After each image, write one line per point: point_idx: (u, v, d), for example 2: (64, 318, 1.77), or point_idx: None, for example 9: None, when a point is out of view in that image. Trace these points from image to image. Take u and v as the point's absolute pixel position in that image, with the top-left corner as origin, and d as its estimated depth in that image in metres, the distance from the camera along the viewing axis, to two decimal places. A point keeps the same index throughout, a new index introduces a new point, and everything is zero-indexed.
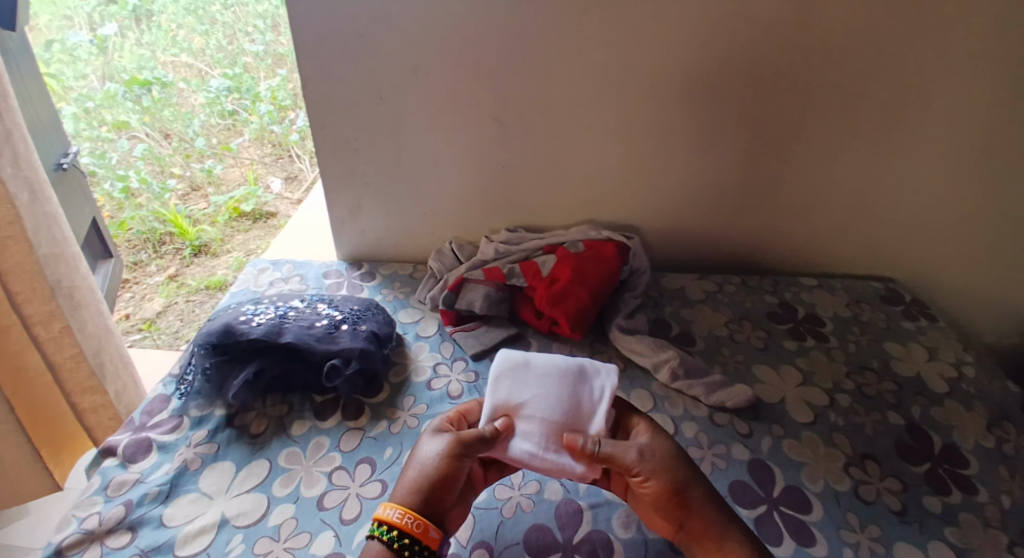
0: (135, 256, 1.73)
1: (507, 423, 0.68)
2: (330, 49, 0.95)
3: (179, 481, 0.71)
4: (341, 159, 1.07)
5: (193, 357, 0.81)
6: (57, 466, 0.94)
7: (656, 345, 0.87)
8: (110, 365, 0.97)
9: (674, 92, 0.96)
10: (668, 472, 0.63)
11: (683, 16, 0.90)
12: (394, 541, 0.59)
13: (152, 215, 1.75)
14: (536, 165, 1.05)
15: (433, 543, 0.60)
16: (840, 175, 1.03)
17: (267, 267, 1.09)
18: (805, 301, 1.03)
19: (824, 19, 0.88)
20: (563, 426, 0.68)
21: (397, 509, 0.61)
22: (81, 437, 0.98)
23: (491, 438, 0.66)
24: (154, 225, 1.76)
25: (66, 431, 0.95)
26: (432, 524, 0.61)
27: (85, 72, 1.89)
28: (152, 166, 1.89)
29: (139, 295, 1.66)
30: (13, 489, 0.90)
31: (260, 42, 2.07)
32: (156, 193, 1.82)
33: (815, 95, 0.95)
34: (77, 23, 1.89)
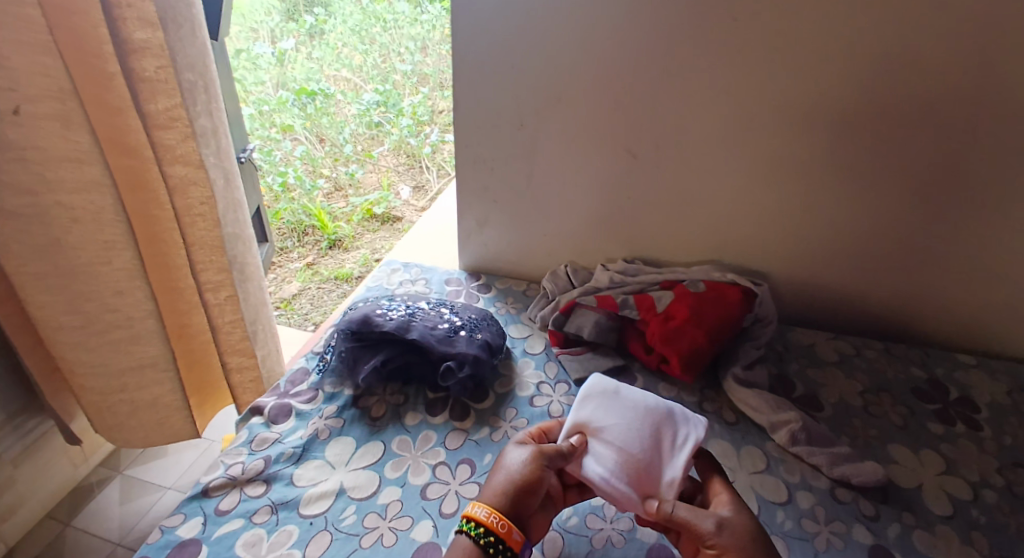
0: (283, 242, 1.91)
1: (582, 441, 0.69)
2: (483, 74, 1.02)
3: (309, 446, 0.78)
4: (475, 177, 1.13)
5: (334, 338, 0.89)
6: (201, 414, 1.08)
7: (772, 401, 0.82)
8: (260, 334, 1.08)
9: (822, 136, 0.93)
10: (745, 552, 0.57)
11: (840, 61, 0.87)
12: (481, 538, 0.59)
13: (301, 208, 1.94)
14: (663, 199, 1.05)
15: (518, 545, 0.59)
16: (1007, 240, 0.93)
17: (399, 267, 1.17)
18: (958, 382, 0.93)
19: (1005, 72, 0.82)
20: (637, 460, 0.68)
21: (486, 508, 0.61)
22: (220, 390, 1.11)
23: (568, 453, 0.67)
24: (302, 218, 1.94)
25: (211, 385, 1.08)
26: (517, 527, 0.60)
27: (263, 79, 2.11)
28: (307, 165, 2.09)
29: (281, 276, 1.82)
30: (162, 429, 1.02)
31: (410, 61, 2.28)
32: (308, 189, 1.99)
33: (986, 150, 0.88)
34: (261, 35, 2.15)
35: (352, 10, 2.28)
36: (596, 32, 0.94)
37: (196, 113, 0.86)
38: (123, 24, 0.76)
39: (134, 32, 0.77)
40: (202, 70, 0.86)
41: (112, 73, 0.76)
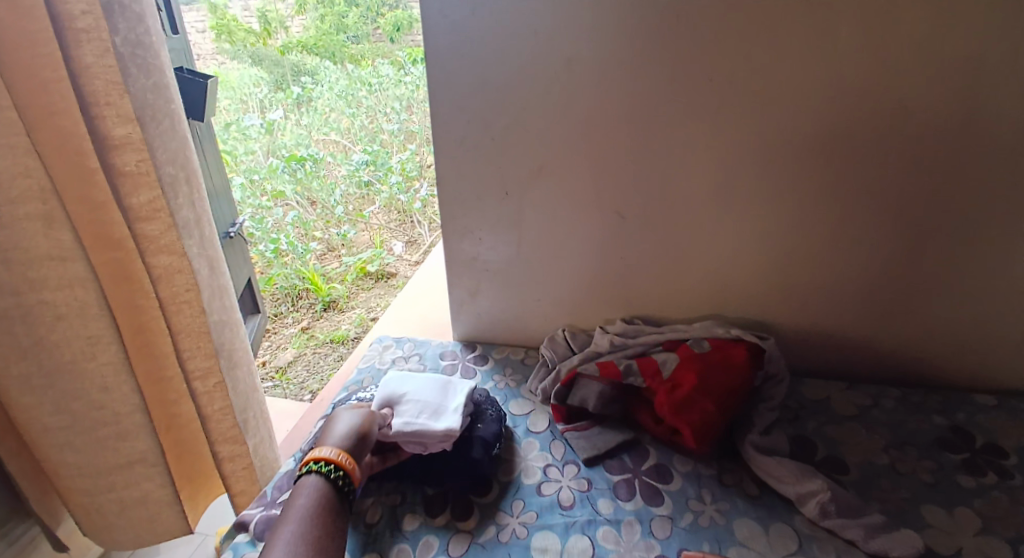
0: (276, 308, 1.88)
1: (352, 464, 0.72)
2: (465, 149, 1.02)
3: None
4: (465, 248, 1.11)
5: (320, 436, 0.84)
6: (193, 508, 1.00)
7: (796, 469, 0.77)
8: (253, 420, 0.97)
9: (814, 184, 0.92)
10: None
11: (824, 111, 0.87)
12: None
13: (295, 272, 1.90)
14: (659, 257, 1.03)
15: None
16: (1010, 275, 0.91)
17: (391, 343, 1.14)
18: (983, 426, 0.89)
19: (991, 112, 0.83)
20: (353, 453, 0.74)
21: None
22: (212, 478, 1.02)
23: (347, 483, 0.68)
24: (295, 281, 1.91)
25: (201, 473, 1.00)
26: None
27: (253, 148, 2.02)
28: (299, 230, 2.04)
29: (275, 343, 1.77)
30: (152, 526, 0.95)
31: (396, 121, 2.30)
32: (300, 254, 1.93)
33: (979, 187, 0.87)
34: (250, 107, 2.13)
35: (338, 77, 2.27)
36: (580, 96, 0.93)
37: (177, 206, 0.80)
38: (102, 122, 0.72)
39: (112, 129, 0.73)
40: (184, 161, 0.81)
41: (93, 169, 0.72)
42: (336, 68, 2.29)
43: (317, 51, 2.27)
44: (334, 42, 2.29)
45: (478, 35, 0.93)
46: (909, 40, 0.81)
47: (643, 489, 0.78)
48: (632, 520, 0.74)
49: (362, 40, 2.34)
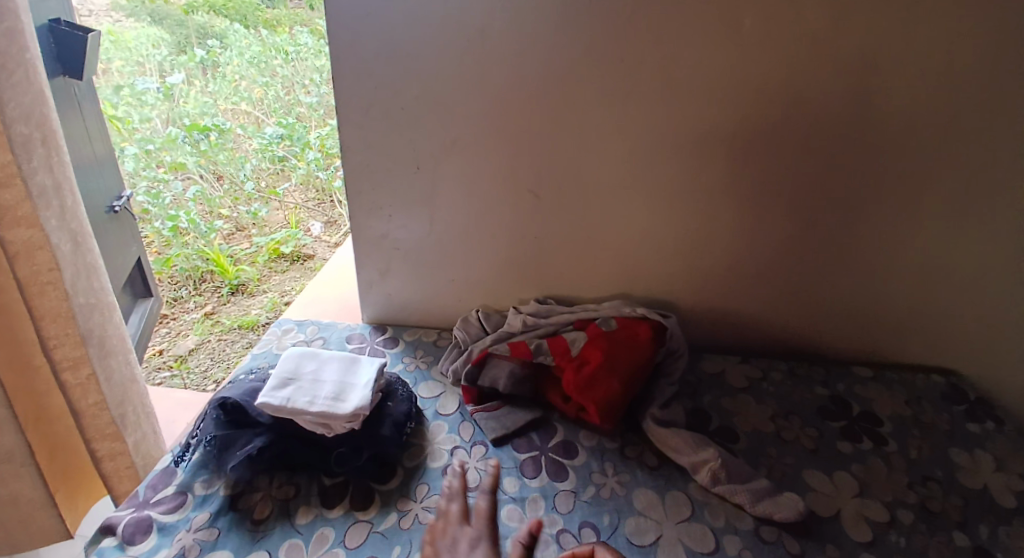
0: (175, 292, 1.74)
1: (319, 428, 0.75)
2: (372, 118, 0.96)
3: None
4: (373, 225, 1.06)
5: (202, 423, 0.79)
6: (71, 512, 0.90)
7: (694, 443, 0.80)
8: (133, 417, 0.91)
9: (721, 167, 0.94)
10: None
11: (731, 93, 0.89)
12: None
13: (197, 252, 1.77)
14: (572, 238, 1.03)
15: None
16: (892, 259, 0.99)
17: (291, 327, 1.08)
18: (859, 396, 0.97)
19: (882, 106, 0.87)
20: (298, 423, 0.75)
21: None
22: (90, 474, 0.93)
23: None
24: (197, 263, 1.77)
25: (78, 472, 0.91)
26: None
27: (150, 115, 1.86)
28: (202, 207, 1.91)
29: (175, 330, 1.65)
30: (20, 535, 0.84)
31: (315, 95, 2.10)
32: (204, 232, 1.81)
33: (868, 176, 0.93)
34: (148, 69, 1.91)
35: (250, 42, 2.07)
36: (493, 69, 0.91)
37: (32, 170, 0.71)
38: None
39: None
40: (40, 120, 0.72)
41: None
42: (247, 31, 2.07)
43: (226, 13, 2.04)
44: (246, 6, 2.07)
45: None
46: (807, 27, 0.84)
47: (547, 466, 0.78)
48: (537, 497, 0.74)
49: (278, 5, 2.07)
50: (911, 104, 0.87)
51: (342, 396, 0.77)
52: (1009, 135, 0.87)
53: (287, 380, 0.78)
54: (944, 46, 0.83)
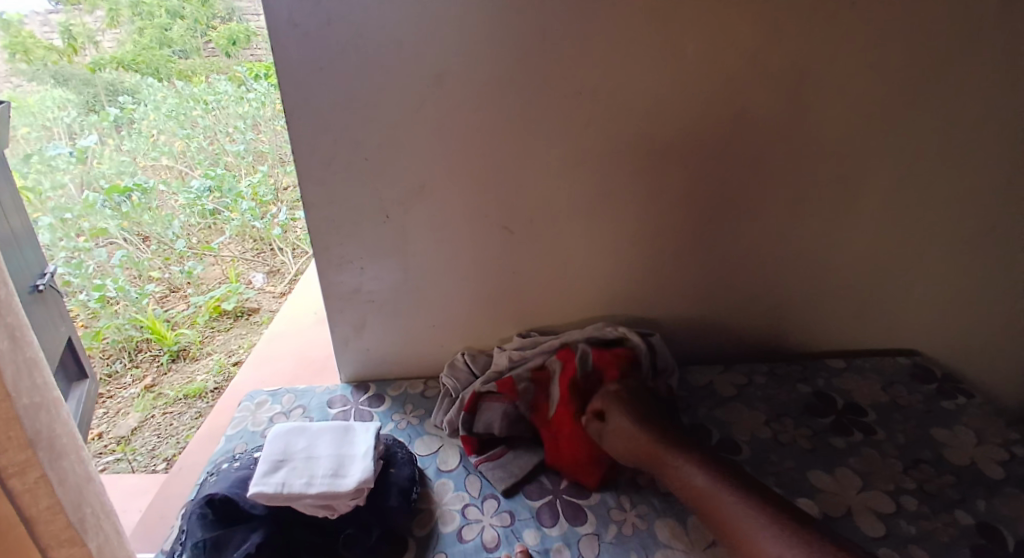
0: (109, 367, 1.63)
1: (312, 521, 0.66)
2: (334, 171, 0.94)
3: None
4: (344, 279, 1.02)
5: (185, 527, 0.67)
6: None
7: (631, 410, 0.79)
8: (92, 519, 0.71)
9: (686, 184, 0.96)
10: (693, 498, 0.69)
11: (688, 115, 0.91)
12: None
13: (128, 322, 1.67)
14: (548, 270, 1.03)
15: None
16: (852, 255, 1.03)
17: (265, 399, 1.02)
18: (840, 389, 1.00)
19: (826, 113, 0.92)
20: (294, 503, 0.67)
21: None
22: None
23: None
24: (130, 332, 1.67)
25: None
26: None
27: (64, 181, 1.69)
28: (130, 271, 1.79)
29: (113, 410, 1.55)
30: None
31: (241, 141, 2.11)
32: (135, 299, 1.72)
33: (822, 180, 0.97)
34: (57, 133, 1.73)
35: (165, 95, 2.00)
36: (453, 112, 0.90)
37: None
38: None
39: None
40: None
41: None
42: (161, 85, 2.00)
43: (136, 67, 1.95)
44: (156, 57, 1.98)
45: (334, 46, 0.85)
46: (753, 47, 0.87)
47: (561, 512, 0.77)
48: (560, 546, 0.72)
49: (191, 55, 2.04)
50: (855, 110, 0.92)
51: (340, 472, 0.70)
52: (943, 129, 0.93)
53: (277, 463, 0.70)
54: (878, 55, 0.88)
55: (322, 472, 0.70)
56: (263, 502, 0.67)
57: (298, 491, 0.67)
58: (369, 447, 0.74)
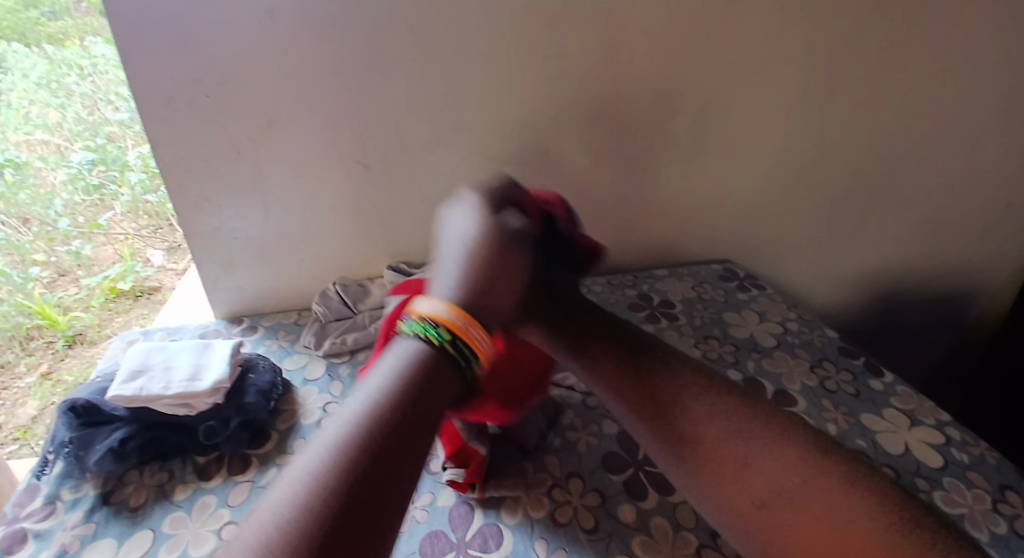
0: (2, 356, 1.67)
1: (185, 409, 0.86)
2: (177, 110, 1.01)
3: None
4: (208, 219, 1.12)
5: (55, 432, 0.85)
6: None
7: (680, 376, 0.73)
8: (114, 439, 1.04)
9: (514, 116, 1.11)
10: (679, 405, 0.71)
11: (511, 55, 1.05)
12: (451, 352, 0.64)
13: (14, 308, 1.67)
14: (405, 200, 1.17)
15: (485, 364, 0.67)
16: (663, 178, 1.23)
17: (137, 338, 1.07)
18: (658, 289, 1.27)
19: (627, 52, 1.07)
20: (161, 402, 0.85)
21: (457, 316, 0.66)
22: None
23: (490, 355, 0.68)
24: (18, 319, 1.68)
25: None
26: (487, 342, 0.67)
27: None
28: (11, 255, 1.72)
29: (11, 399, 1.64)
30: None
31: (126, 109, 1.77)
32: (18, 283, 1.69)
33: (631, 115, 1.14)
34: None
35: (36, 61, 1.70)
36: (290, 56, 1.00)
37: None
38: None
39: None
40: None
41: None
42: (29, 51, 1.69)
43: (1, 33, 1.63)
44: (22, 20, 1.62)
45: None
46: None
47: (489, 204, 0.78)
48: None
49: (62, 16, 1.63)
50: (649, 48, 1.07)
51: (197, 376, 0.88)
52: (725, 62, 1.10)
53: (136, 374, 0.87)
54: None
55: (182, 378, 0.88)
56: (123, 404, 0.84)
57: (162, 394, 0.85)
58: (226, 357, 0.92)
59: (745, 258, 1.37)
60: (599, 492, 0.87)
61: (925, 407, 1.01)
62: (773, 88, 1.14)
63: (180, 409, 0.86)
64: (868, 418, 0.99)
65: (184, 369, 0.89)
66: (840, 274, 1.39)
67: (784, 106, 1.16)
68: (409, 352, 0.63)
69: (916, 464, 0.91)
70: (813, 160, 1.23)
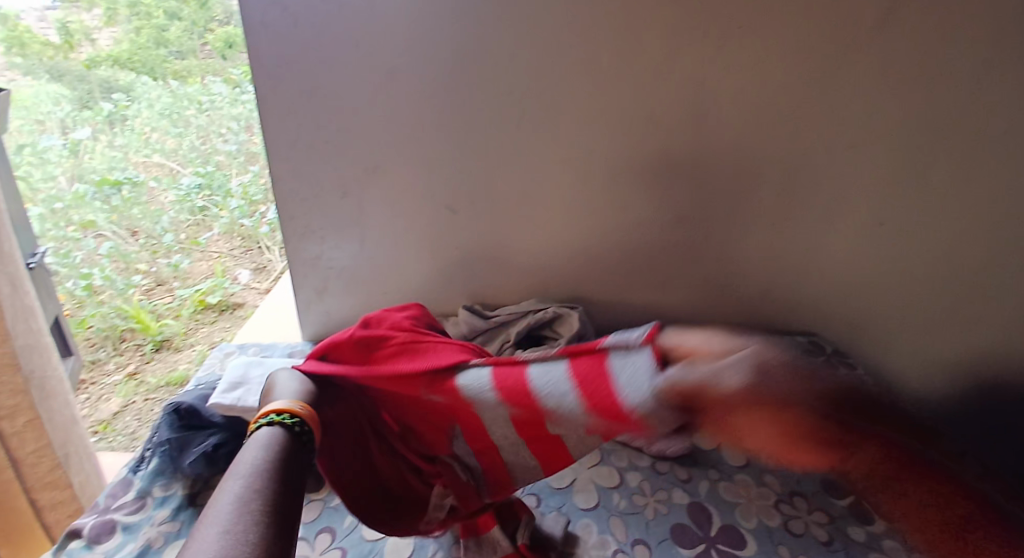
0: (93, 354, 1.73)
1: None
2: (298, 150, 1.11)
3: None
4: (308, 248, 1.21)
5: (156, 430, 0.91)
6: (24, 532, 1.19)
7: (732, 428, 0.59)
8: None
9: (604, 175, 1.15)
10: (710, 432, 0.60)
11: (606, 116, 1.09)
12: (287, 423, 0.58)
13: (113, 311, 1.76)
14: (490, 245, 1.21)
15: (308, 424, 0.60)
16: (749, 243, 1.21)
17: (233, 350, 1.15)
18: None
19: (719, 119, 1.09)
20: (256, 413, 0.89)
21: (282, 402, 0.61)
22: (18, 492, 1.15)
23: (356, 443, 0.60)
24: (115, 321, 1.76)
25: (8, 493, 1.14)
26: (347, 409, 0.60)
27: (55, 173, 1.74)
28: (118, 263, 1.85)
29: (95, 394, 1.67)
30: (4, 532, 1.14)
31: (234, 141, 2.01)
32: (120, 288, 1.82)
33: (720, 179, 1.15)
34: (50, 127, 1.73)
35: (160, 93, 1.93)
36: (400, 106, 1.08)
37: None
38: None
39: None
40: None
41: None
42: (156, 84, 1.92)
43: (132, 66, 1.88)
44: (152, 57, 1.88)
45: (299, 42, 1.03)
46: (655, 58, 1.04)
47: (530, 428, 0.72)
48: None
49: (187, 56, 1.91)
50: (744, 118, 1.09)
51: None
52: (819, 136, 1.10)
53: (235, 384, 0.93)
54: (763, 68, 1.05)
55: None
56: (221, 411, 0.90)
57: (257, 403, 0.90)
58: None
59: (830, 333, 1.32)
60: None
61: None
62: (870, 164, 1.12)
63: None
64: None
65: None
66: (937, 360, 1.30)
67: (881, 182, 1.14)
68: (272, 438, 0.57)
69: None
70: (910, 237, 1.19)
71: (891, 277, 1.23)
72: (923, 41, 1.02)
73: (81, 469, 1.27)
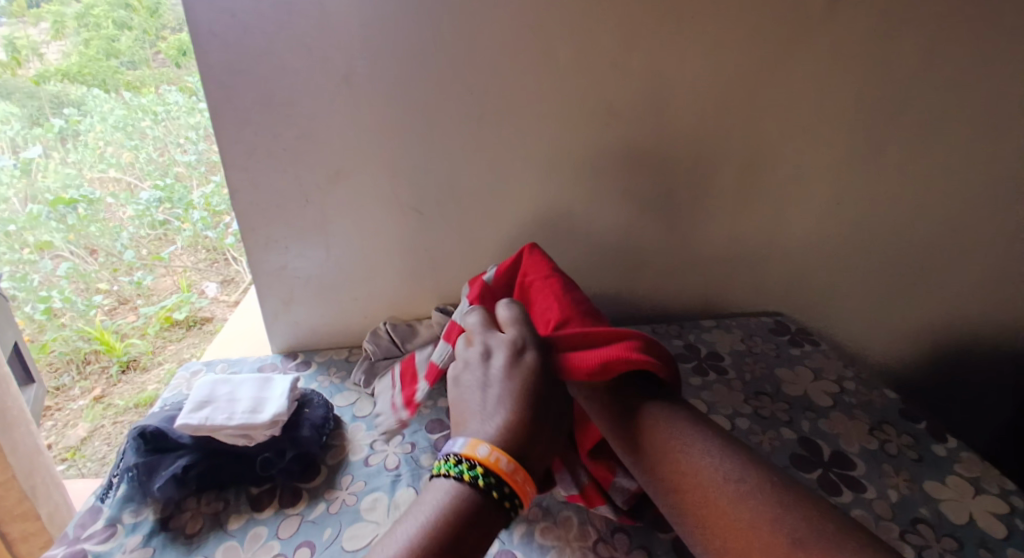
0: (57, 380, 1.71)
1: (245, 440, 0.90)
2: (256, 160, 1.09)
3: None
4: (272, 258, 1.19)
5: (123, 455, 0.89)
6: None
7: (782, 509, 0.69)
8: None
9: (567, 169, 1.15)
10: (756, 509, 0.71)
11: (566, 110, 1.09)
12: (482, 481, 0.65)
13: (75, 333, 1.73)
14: (458, 245, 1.21)
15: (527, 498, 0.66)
16: (713, 229, 1.23)
17: (200, 368, 1.12)
18: (706, 340, 1.26)
19: (677, 108, 1.10)
20: (226, 433, 0.89)
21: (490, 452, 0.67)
22: None
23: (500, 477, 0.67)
24: (78, 344, 1.73)
25: None
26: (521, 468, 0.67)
27: (6, 196, 1.68)
28: (77, 283, 1.81)
29: (62, 421, 1.66)
30: None
31: (192, 152, 1.95)
32: (82, 310, 1.78)
33: (681, 168, 1.16)
34: None
35: (111, 106, 1.82)
36: (358, 111, 1.06)
37: None
38: None
39: None
40: None
41: None
42: (108, 97, 1.80)
43: (82, 79, 1.71)
44: (103, 69, 1.73)
45: (250, 49, 1.00)
46: (611, 51, 1.05)
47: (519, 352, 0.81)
48: None
49: (140, 66, 1.77)
50: (701, 106, 1.10)
51: (257, 410, 0.92)
52: (774, 120, 1.12)
53: (203, 403, 0.92)
54: (717, 57, 1.06)
55: (245, 408, 0.92)
56: (189, 432, 0.88)
57: (227, 424, 0.89)
58: (285, 392, 0.96)
59: (796, 312, 1.35)
60: (646, 550, 0.84)
61: (991, 475, 0.96)
62: (824, 145, 1.15)
63: (241, 442, 0.90)
64: (930, 485, 0.94)
65: (245, 400, 0.93)
66: (899, 331, 1.35)
67: (835, 162, 1.17)
68: (456, 487, 0.65)
69: (982, 534, 0.86)
70: (867, 215, 1.22)
71: (851, 254, 1.26)
72: (869, 24, 1.04)
73: (50, 499, 1.23)
